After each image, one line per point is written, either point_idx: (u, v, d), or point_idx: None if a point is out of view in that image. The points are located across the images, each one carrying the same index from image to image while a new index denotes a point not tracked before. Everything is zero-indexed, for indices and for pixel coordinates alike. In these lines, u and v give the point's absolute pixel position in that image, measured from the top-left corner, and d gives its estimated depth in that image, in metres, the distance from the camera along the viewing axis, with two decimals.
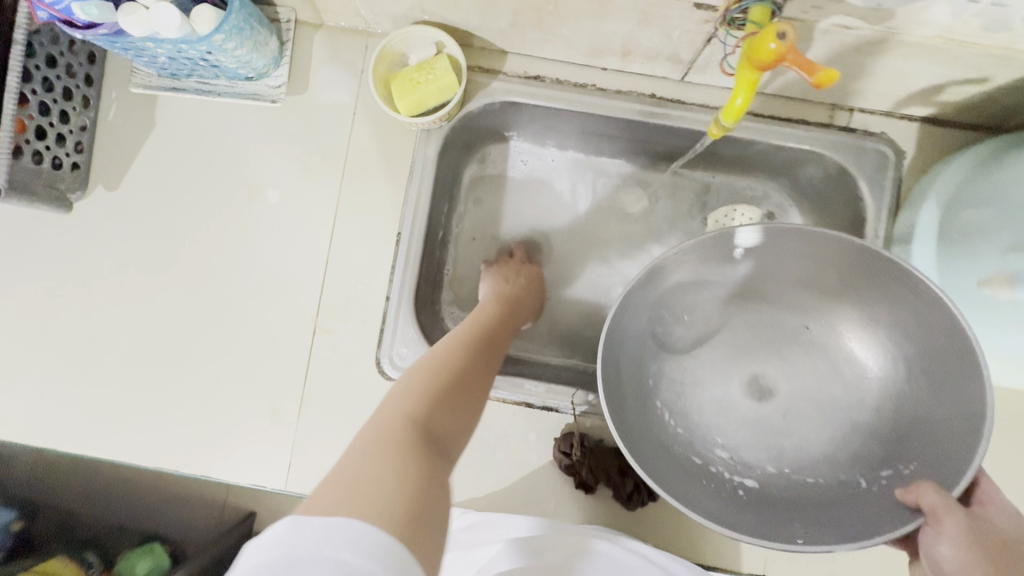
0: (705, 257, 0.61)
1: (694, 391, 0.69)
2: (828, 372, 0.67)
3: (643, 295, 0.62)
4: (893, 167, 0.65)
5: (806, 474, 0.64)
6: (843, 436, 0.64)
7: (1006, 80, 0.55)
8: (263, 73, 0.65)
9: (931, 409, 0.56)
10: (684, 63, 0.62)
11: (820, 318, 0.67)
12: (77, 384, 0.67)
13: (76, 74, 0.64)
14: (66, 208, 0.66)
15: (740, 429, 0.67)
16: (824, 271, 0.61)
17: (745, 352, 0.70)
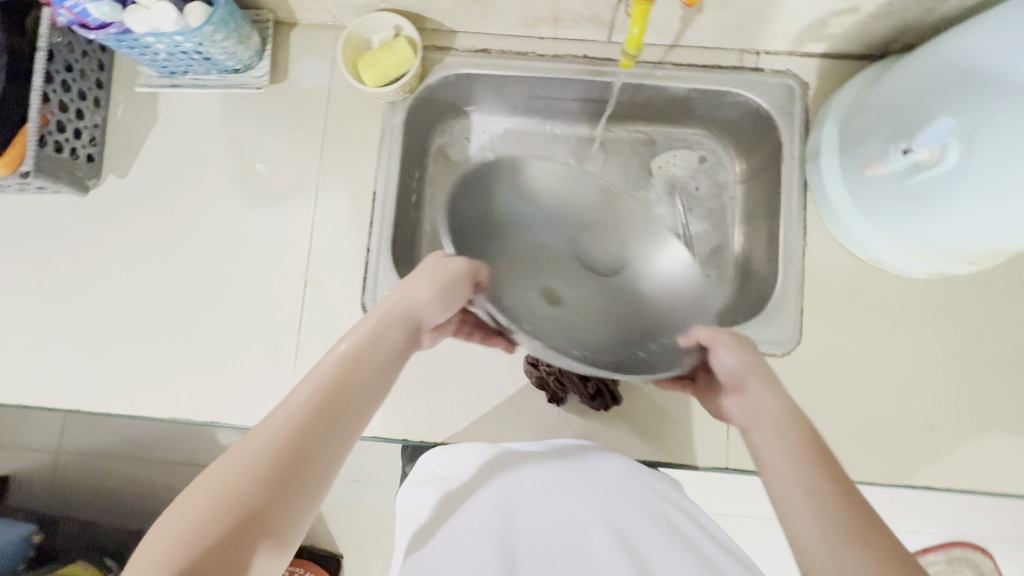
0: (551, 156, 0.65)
1: (500, 270, 0.63)
2: (547, 315, 0.61)
3: (488, 187, 0.65)
4: (799, 97, 0.75)
5: (604, 354, 0.59)
6: (638, 351, 0.60)
7: (874, 7, 0.66)
8: (248, 65, 0.76)
9: (666, 316, 0.63)
10: (606, 24, 0.73)
11: (541, 272, 0.65)
12: (99, 348, 0.75)
13: (89, 78, 0.74)
14: (84, 192, 0.75)
15: (542, 322, 0.60)
16: (595, 199, 0.67)
17: (525, 270, 0.65)
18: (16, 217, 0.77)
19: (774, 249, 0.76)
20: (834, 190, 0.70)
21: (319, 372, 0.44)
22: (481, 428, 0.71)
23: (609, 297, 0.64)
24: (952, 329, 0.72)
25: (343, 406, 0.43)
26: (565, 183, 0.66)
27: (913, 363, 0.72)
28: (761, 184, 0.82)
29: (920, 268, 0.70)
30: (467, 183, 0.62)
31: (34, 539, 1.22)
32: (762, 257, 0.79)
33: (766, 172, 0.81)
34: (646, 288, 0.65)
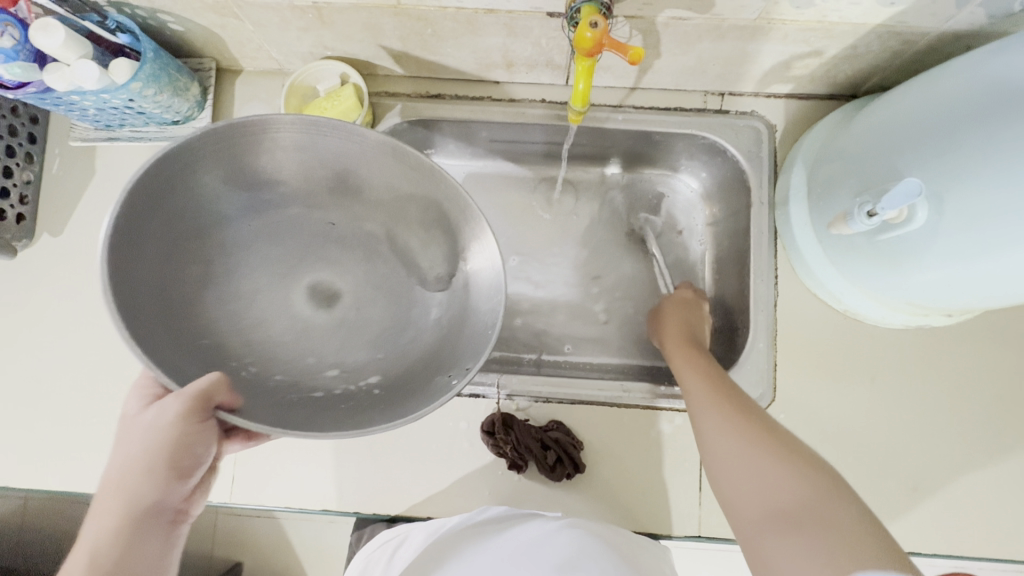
0: (293, 144, 0.60)
1: (248, 284, 0.64)
2: (346, 304, 0.67)
3: (166, 192, 0.56)
4: (767, 140, 0.72)
5: (362, 378, 0.64)
6: (378, 357, 0.65)
7: (838, 50, 0.62)
8: (189, 116, 0.72)
9: (442, 318, 0.67)
10: (562, 68, 0.70)
11: (301, 268, 0.67)
12: (21, 422, 0.68)
13: (19, 133, 0.70)
14: (12, 254, 0.71)
15: (316, 337, 0.65)
16: (368, 167, 0.63)
17: (296, 258, 0.67)
18: None
19: (745, 298, 0.72)
20: (804, 238, 0.66)
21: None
22: (438, 499, 0.67)
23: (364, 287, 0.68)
24: (934, 381, 0.68)
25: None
26: (319, 165, 0.62)
27: (895, 419, 0.68)
28: (731, 227, 0.79)
29: (899, 320, 0.66)
30: (132, 212, 0.53)
31: None
32: (734, 305, 0.75)
33: (736, 216, 0.77)
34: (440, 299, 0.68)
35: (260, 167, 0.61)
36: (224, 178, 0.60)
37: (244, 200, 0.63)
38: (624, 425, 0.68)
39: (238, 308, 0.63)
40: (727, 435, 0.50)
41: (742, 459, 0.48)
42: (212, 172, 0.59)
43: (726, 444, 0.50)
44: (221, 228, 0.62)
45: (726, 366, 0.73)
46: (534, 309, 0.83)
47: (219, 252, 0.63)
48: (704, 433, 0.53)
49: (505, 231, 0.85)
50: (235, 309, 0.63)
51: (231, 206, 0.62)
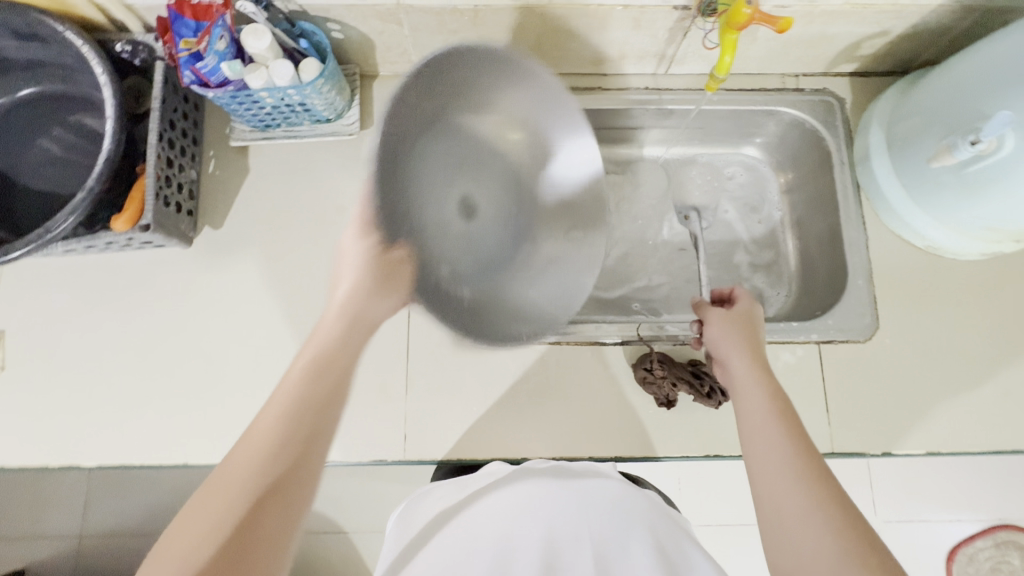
0: (528, 86, 0.64)
1: (420, 169, 0.61)
2: (479, 224, 0.68)
3: (454, 78, 0.60)
4: (839, 110, 0.85)
5: (461, 286, 0.65)
6: (501, 298, 0.67)
7: (902, 29, 0.76)
8: (340, 114, 0.80)
9: (546, 266, 0.71)
10: (667, 58, 0.81)
11: (454, 175, 0.65)
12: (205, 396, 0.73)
13: (187, 135, 0.77)
14: (188, 243, 0.76)
15: (446, 238, 0.64)
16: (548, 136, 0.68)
17: (458, 163, 0.65)
18: (112, 274, 0.77)
19: (837, 246, 0.83)
20: (889, 186, 0.78)
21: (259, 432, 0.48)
22: (600, 439, 0.73)
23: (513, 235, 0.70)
24: (1008, 303, 0.79)
25: (295, 443, 0.48)
26: (526, 132, 0.68)
27: (984, 337, 0.78)
28: (809, 191, 0.90)
29: (978, 250, 0.77)
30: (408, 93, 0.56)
31: None
32: (823, 255, 0.86)
33: (813, 179, 0.89)
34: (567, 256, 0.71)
35: (486, 86, 0.63)
36: (449, 84, 0.61)
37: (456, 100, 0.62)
38: None
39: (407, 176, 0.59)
40: (817, 531, 0.50)
41: (825, 570, 0.48)
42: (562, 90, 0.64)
43: (811, 544, 0.50)
44: (416, 110, 0.59)
45: (826, 306, 0.83)
46: (639, 276, 0.92)
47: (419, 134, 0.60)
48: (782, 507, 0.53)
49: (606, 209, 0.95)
50: (385, 197, 0.57)
51: (440, 105, 0.61)
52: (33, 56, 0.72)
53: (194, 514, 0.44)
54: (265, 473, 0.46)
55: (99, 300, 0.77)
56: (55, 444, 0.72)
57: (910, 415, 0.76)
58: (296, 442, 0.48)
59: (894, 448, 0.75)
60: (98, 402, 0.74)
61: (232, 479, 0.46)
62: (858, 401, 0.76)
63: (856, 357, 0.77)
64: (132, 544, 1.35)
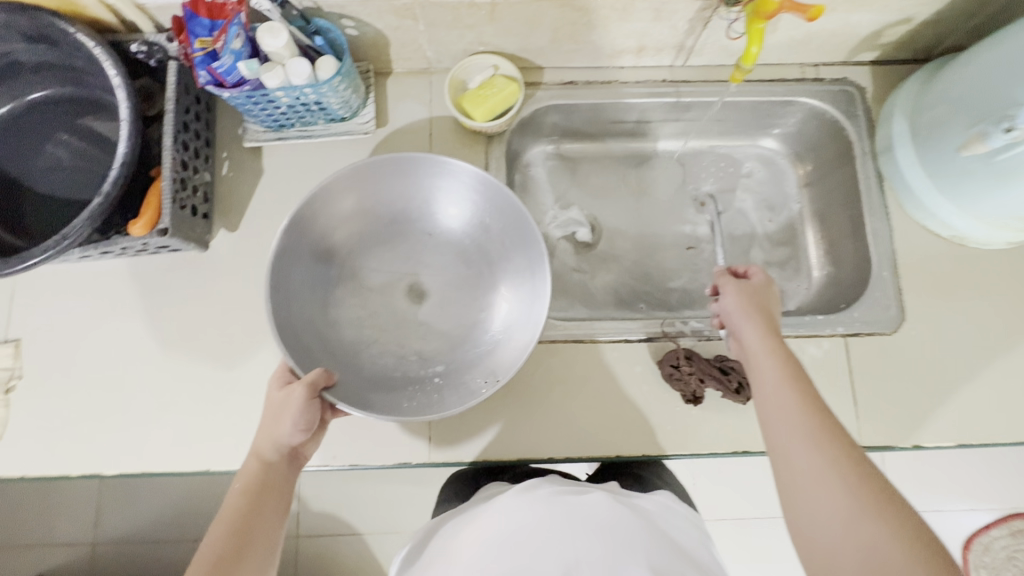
0: (385, 178, 0.68)
1: (363, 280, 0.73)
2: (442, 303, 0.73)
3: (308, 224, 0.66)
4: (860, 100, 0.84)
5: (430, 365, 0.70)
6: (451, 371, 0.69)
7: (926, 16, 0.75)
8: (355, 113, 0.79)
9: (501, 319, 0.70)
10: (686, 49, 0.80)
11: (405, 270, 0.74)
12: (226, 403, 0.72)
13: (201, 137, 0.76)
14: (203, 247, 0.75)
15: (404, 324, 0.72)
16: (462, 196, 0.70)
17: (399, 260, 0.74)
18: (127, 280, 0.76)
19: (860, 238, 0.82)
20: (914, 175, 0.77)
21: (223, 520, 0.53)
22: (628, 439, 0.71)
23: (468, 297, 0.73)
24: None
25: (246, 527, 0.52)
26: (461, 209, 0.71)
27: (1010, 328, 0.77)
28: (829, 182, 0.89)
29: (1003, 241, 0.76)
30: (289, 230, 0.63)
31: None
32: (845, 247, 0.85)
33: (833, 170, 0.88)
34: (516, 304, 0.69)
35: (367, 189, 0.69)
36: (351, 186, 0.67)
37: (313, 217, 0.66)
38: None
39: (290, 284, 0.66)
40: (825, 491, 0.50)
41: (838, 529, 0.49)
42: (410, 164, 0.67)
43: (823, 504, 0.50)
44: (348, 224, 0.70)
45: (850, 299, 0.82)
46: (658, 272, 0.91)
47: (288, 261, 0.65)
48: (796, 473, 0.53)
49: (622, 205, 0.94)
50: (303, 303, 0.67)
51: (340, 215, 0.69)
52: (42, 59, 0.71)
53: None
54: (225, 549, 0.50)
55: (114, 306, 0.76)
56: (73, 453, 0.71)
57: (938, 407, 0.74)
58: (247, 528, 0.52)
59: (923, 441, 0.74)
60: (116, 410, 0.72)
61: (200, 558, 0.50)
62: (885, 395, 0.75)
63: (883, 349, 0.76)
64: (143, 551, 1.34)
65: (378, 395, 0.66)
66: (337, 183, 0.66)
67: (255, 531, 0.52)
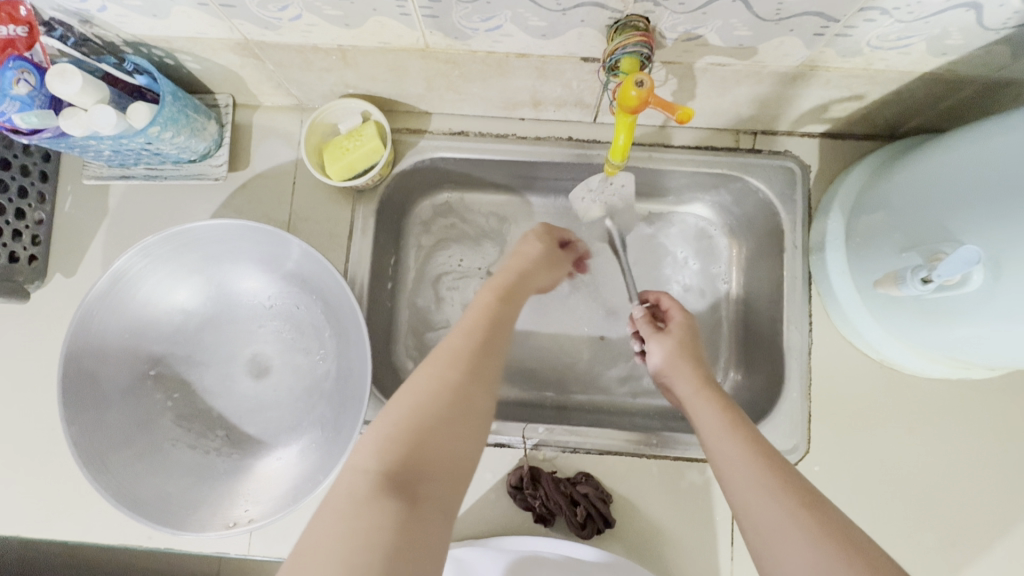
0: (242, 245, 0.64)
1: (203, 346, 0.68)
2: (279, 381, 0.68)
3: (132, 282, 0.61)
4: (800, 180, 0.70)
5: (247, 451, 0.65)
6: (258, 460, 0.64)
7: (879, 95, 0.61)
8: (206, 154, 0.70)
9: (328, 414, 0.65)
10: (591, 107, 0.68)
11: (248, 339, 0.69)
12: (26, 478, 0.65)
13: (31, 172, 0.68)
14: (25, 298, 0.68)
15: (234, 401, 0.67)
16: (306, 274, 0.64)
17: (244, 329, 0.69)
18: None
19: (777, 343, 0.70)
20: (841, 285, 0.64)
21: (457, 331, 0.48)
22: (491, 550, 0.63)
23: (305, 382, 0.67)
24: (974, 434, 0.66)
25: (488, 355, 0.47)
26: (311, 290, 0.67)
27: (935, 471, 0.65)
28: (759, 267, 0.76)
29: (937, 373, 0.64)
30: (101, 295, 0.58)
31: None
32: (763, 350, 0.73)
33: (765, 256, 0.75)
34: (345, 398, 0.63)
35: (221, 252, 0.65)
36: (198, 249, 0.63)
37: (143, 277, 0.61)
38: (653, 476, 0.66)
39: (110, 334, 0.61)
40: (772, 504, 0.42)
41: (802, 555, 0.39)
42: (251, 234, 0.62)
43: (772, 523, 0.41)
44: (194, 281, 0.66)
45: (758, 413, 0.71)
46: (555, 348, 0.81)
47: (106, 325, 0.60)
48: (747, 514, 0.43)
49: None
50: (122, 354, 0.63)
51: (185, 272, 0.65)
52: None
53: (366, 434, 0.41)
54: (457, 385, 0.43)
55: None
56: None
57: None
58: (483, 355, 0.46)
59: None
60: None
61: (437, 352, 0.46)
62: None
63: None
64: None
65: (162, 482, 0.60)
66: (168, 247, 0.61)
67: (487, 371, 0.46)
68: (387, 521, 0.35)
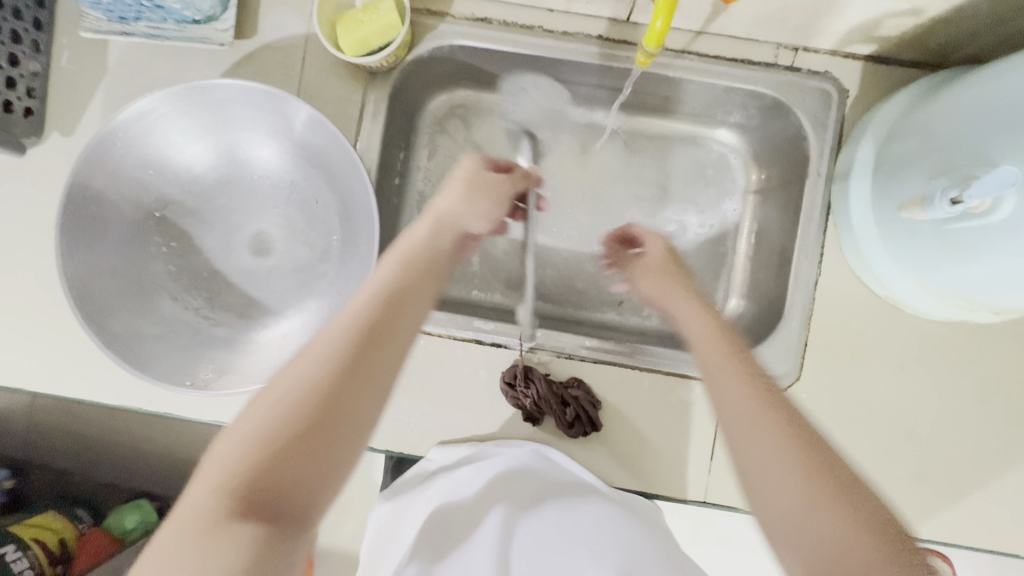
0: (267, 118, 0.62)
1: (209, 212, 0.67)
2: (278, 261, 0.67)
3: (144, 129, 0.59)
4: (835, 104, 0.67)
5: (241, 324, 0.65)
6: (243, 335, 0.65)
7: (938, 11, 0.56)
8: (210, 16, 0.65)
9: (325, 303, 0.65)
10: (627, 1, 0.63)
11: (255, 214, 0.67)
12: (27, 332, 0.65)
13: (24, 17, 0.64)
14: (20, 152, 0.65)
15: (233, 273, 0.67)
16: (322, 158, 0.63)
17: (250, 204, 0.67)
18: None
19: (784, 273, 0.70)
20: (859, 216, 0.62)
21: (319, 345, 0.40)
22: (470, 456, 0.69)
23: (305, 269, 0.67)
24: (965, 377, 0.66)
25: (375, 344, 0.41)
26: (323, 178, 0.65)
27: (920, 409, 0.67)
28: (778, 197, 0.74)
29: (939, 315, 0.64)
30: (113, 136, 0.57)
31: (5, 484, 1.03)
32: (769, 281, 0.73)
33: (785, 184, 0.73)
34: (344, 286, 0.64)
35: (245, 118, 0.62)
36: (217, 109, 0.60)
37: (158, 125, 0.60)
38: (644, 388, 0.68)
39: (124, 172, 0.60)
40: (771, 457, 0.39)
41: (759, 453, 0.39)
42: (272, 105, 0.60)
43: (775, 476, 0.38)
44: (213, 140, 0.64)
45: (755, 339, 0.71)
46: (560, 261, 0.81)
47: (114, 167, 0.59)
48: (726, 424, 0.43)
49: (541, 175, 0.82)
50: (133, 194, 0.62)
51: (204, 130, 0.63)
52: None
53: (197, 478, 0.35)
54: (308, 409, 0.37)
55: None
56: None
57: None
58: (368, 353, 0.40)
59: None
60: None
61: (322, 343, 0.40)
62: None
63: None
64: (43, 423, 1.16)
65: (153, 333, 0.61)
66: (185, 100, 0.58)
67: (348, 395, 0.38)
68: (229, 553, 0.32)
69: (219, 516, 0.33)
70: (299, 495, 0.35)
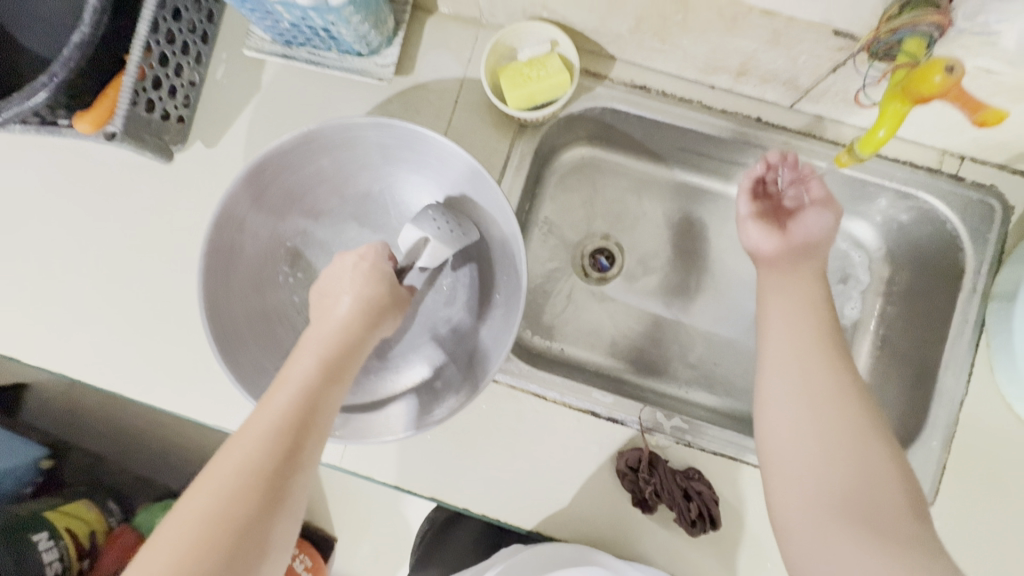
0: (421, 162, 0.61)
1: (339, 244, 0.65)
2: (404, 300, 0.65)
3: (300, 162, 0.59)
4: (999, 221, 0.64)
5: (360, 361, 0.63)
6: (361, 378, 0.61)
7: None
8: (376, 50, 0.65)
9: (453, 350, 0.63)
10: (800, 90, 0.61)
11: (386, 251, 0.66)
12: (131, 337, 0.63)
13: (196, 30, 0.65)
14: (167, 157, 0.65)
15: None
16: (471, 206, 0.62)
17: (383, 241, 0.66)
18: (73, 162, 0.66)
19: (922, 384, 0.66)
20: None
21: (288, 384, 0.46)
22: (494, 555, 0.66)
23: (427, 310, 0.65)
24: None
25: (328, 392, 0.47)
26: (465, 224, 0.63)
27: None
28: (915, 301, 0.71)
29: None
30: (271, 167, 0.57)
31: (41, 465, 0.99)
32: (900, 389, 0.69)
33: (926, 290, 0.70)
34: (477, 335, 0.62)
35: (396, 159, 0.62)
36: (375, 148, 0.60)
37: (312, 158, 0.59)
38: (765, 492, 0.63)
39: (271, 199, 0.60)
40: (800, 451, 0.47)
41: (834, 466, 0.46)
42: (432, 152, 0.59)
43: (809, 471, 0.46)
44: (360, 175, 0.64)
45: None
46: (670, 333, 0.77)
47: (263, 194, 0.59)
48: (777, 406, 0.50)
49: (661, 242, 0.80)
50: (273, 221, 0.62)
51: (354, 166, 0.62)
52: None
53: (183, 509, 0.41)
54: (294, 434, 0.44)
55: (48, 187, 0.65)
56: None
57: None
58: (320, 403, 0.46)
59: None
60: (15, 300, 0.64)
61: (288, 387, 0.46)
62: None
63: None
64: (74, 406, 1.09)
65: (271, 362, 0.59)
66: (345, 137, 0.58)
67: (330, 413, 0.47)
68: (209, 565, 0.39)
69: (218, 544, 0.39)
70: (291, 506, 0.43)
